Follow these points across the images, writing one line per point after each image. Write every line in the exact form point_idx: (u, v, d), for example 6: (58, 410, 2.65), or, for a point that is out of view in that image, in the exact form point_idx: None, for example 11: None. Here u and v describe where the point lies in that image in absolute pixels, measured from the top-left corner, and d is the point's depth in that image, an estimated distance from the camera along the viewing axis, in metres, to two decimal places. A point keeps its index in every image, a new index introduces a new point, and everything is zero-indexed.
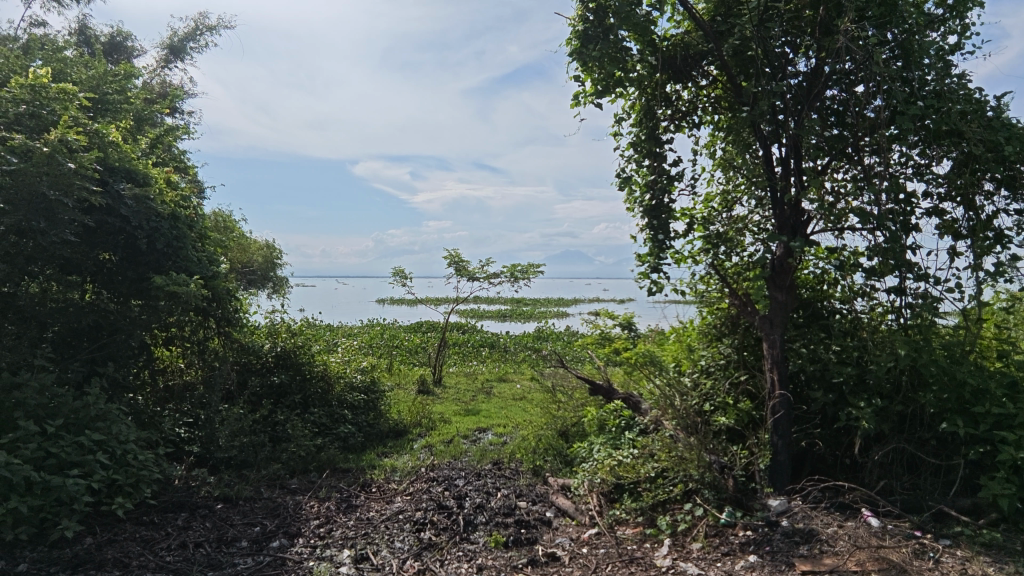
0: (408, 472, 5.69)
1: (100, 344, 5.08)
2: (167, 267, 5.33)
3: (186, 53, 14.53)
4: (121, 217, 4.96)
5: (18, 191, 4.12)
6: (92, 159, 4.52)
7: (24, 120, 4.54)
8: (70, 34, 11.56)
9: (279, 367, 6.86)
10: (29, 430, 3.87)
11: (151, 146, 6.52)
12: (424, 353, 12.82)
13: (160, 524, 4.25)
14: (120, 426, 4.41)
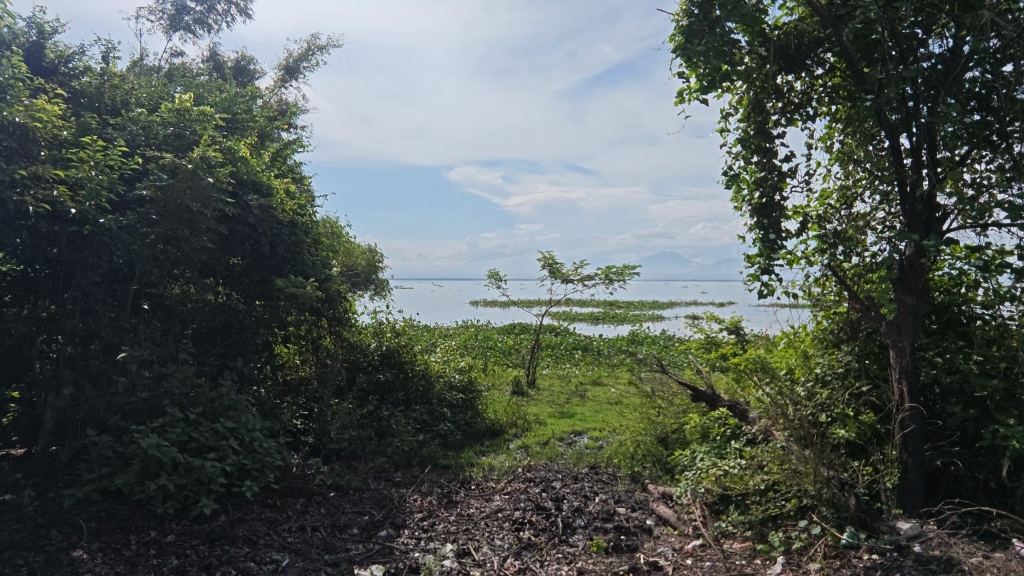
0: (505, 472, 5.78)
1: (230, 341, 5.58)
2: (286, 271, 5.78)
3: (300, 73, 15.71)
4: (249, 226, 5.47)
5: (167, 204, 4.63)
6: (226, 174, 5.00)
7: (171, 141, 5.12)
8: (203, 61, 12.89)
9: (384, 365, 7.22)
10: (175, 416, 4.34)
11: (272, 160, 7.11)
12: (517, 355, 12.97)
13: (282, 507, 4.60)
14: (247, 415, 4.84)
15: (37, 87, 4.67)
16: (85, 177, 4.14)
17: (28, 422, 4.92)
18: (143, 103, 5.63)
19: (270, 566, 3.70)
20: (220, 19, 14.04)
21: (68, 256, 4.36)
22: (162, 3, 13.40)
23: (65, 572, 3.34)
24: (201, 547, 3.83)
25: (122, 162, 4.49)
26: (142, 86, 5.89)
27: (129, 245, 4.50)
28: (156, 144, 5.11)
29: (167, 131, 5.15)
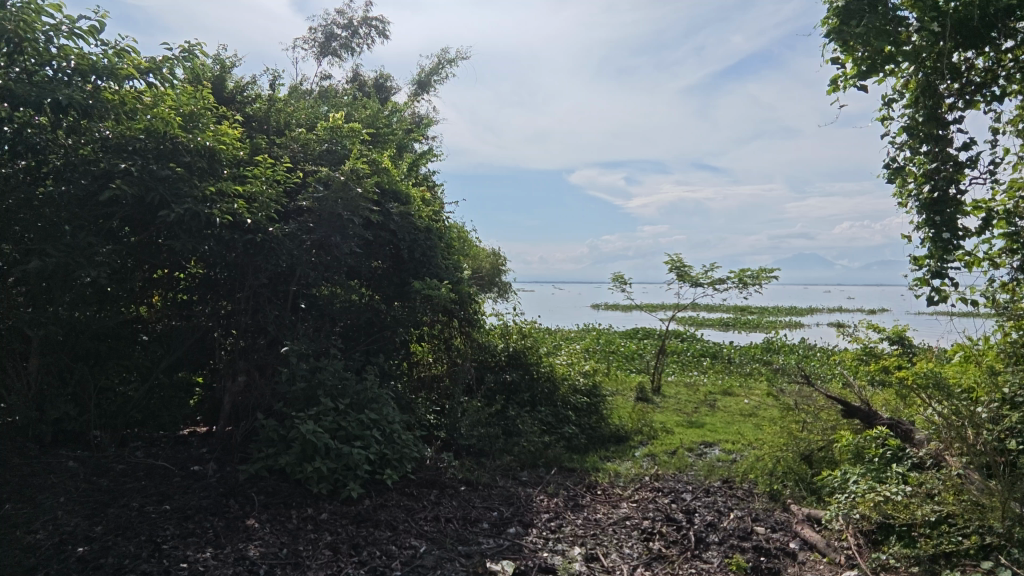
0: (632, 479, 5.66)
1: (372, 338, 6.01)
2: (422, 274, 6.14)
3: (431, 87, 16.61)
4: (390, 231, 5.88)
5: (323, 213, 5.12)
6: (372, 184, 5.43)
7: (326, 156, 5.68)
8: (348, 82, 14.09)
9: (511, 366, 7.40)
10: (328, 406, 4.78)
11: (410, 169, 7.59)
12: (641, 361, 12.65)
13: (418, 497, 4.87)
14: (388, 408, 5.20)
15: (220, 114, 5.36)
16: (258, 191, 4.68)
17: (210, 404, 5.67)
18: (303, 122, 6.25)
19: (409, 552, 3.93)
20: (362, 41, 15.29)
21: (244, 261, 4.94)
22: (314, 32, 14.87)
23: (241, 538, 3.78)
24: (350, 527, 4.16)
25: (287, 177, 5.02)
26: (301, 108, 6.58)
27: (291, 251, 5.00)
28: (314, 158, 5.68)
29: (323, 147, 5.72)
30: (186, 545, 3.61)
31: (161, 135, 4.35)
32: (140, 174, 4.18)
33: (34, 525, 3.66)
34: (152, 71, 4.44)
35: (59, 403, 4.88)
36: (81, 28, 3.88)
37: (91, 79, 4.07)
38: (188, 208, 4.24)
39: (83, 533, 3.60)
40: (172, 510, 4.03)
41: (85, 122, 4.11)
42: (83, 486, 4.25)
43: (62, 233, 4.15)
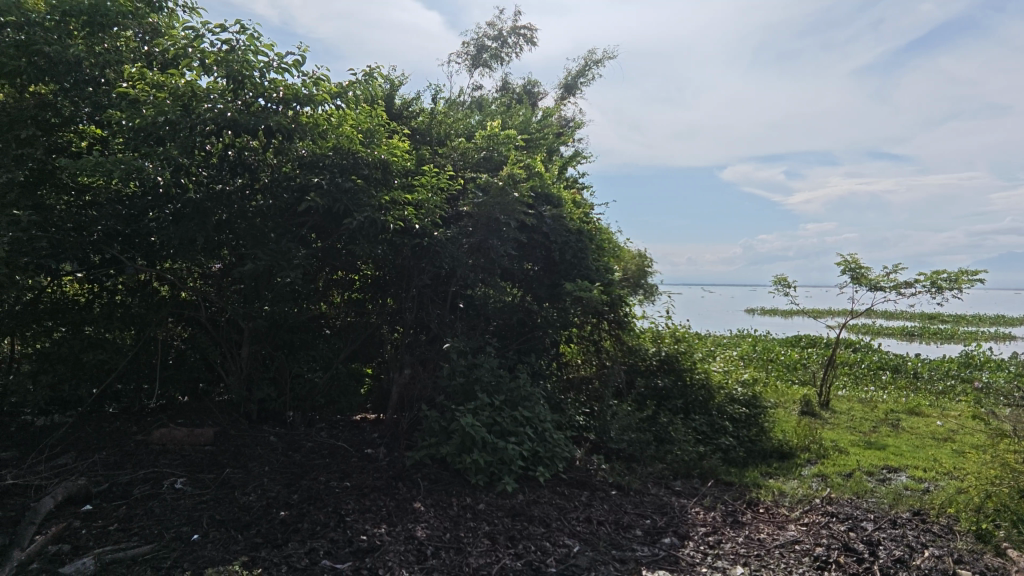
0: (800, 500, 5.18)
1: (524, 338, 6.17)
2: (573, 276, 6.18)
3: (577, 88, 16.70)
4: (543, 234, 5.99)
5: (482, 217, 5.36)
6: (527, 188, 5.58)
7: (484, 163, 5.96)
8: (498, 90, 14.68)
9: (662, 371, 7.17)
10: (485, 401, 5.00)
11: (560, 172, 7.68)
12: (805, 372, 11.57)
13: (570, 496, 4.91)
14: (540, 407, 5.31)
15: (392, 129, 5.84)
16: (424, 199, 5.02)
17: (378, 393, 6.23)
18: (461, 132, 6.60)
19: (563, 550, 3.98)
20: (512, 51, 15.84)
21: (412, 263, 5.35)
22: (467, 46, 15.68)
23: (410, 519, 4.10)
24: (506, 519, 4.32)
25: (450, 184, 5.30)
26: (460, 117, 6.96)
27: (453, 253, 5.28)
28: (472, 166, 5.98)
29: (481, 154, 6.00)
30: (364, 520, 3.99)
31: (346, 151, 4.84)
32: (329, 187, 4.72)
33: (247, 488, 4.29)
34: (339, 95, 4.96)
35: (262, 386, 5.67)
36: (287, 63, 4.45)
37: (292, 105, 4.64)
38: (367, 216, 4.69)
39: (284, 500, 4.13)
40: (351, 487, 4.48)
41: (287, 143, 4.68)
42: (281, 458, 4.90)
43: (268, 240, 4.81)
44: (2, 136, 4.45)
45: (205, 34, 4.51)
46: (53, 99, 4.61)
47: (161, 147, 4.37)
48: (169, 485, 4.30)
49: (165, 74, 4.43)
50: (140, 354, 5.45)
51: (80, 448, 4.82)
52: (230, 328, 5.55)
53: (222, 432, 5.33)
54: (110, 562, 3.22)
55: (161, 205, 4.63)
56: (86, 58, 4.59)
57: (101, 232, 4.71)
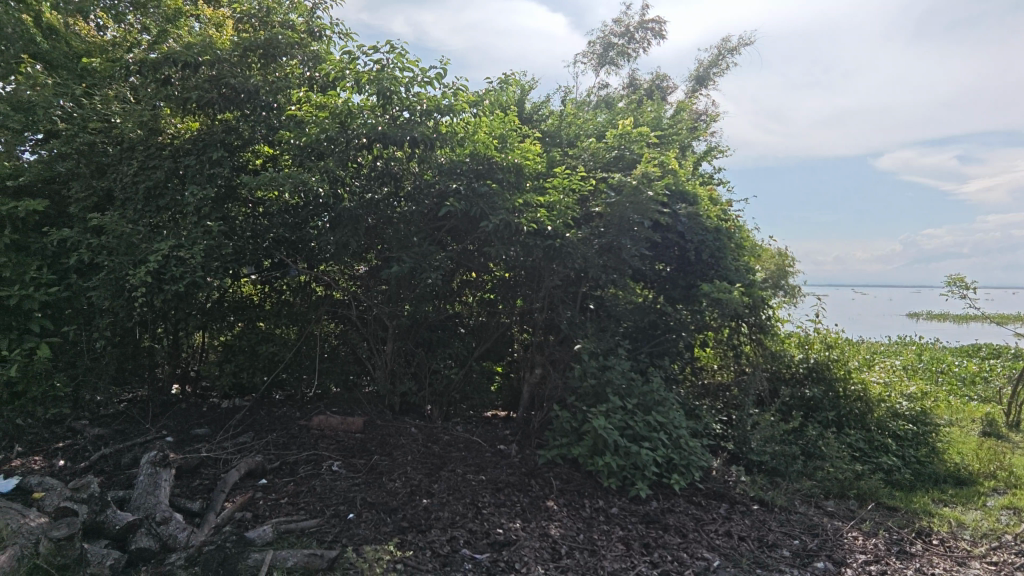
0: (985, 536, 4.50)
1: (656, 341, 6.00)
2: (710, 276, 5.89)
3: (710, 79, 15.92)
4: (677, 233, 5.77)
5: (615, 218, 5.25)
6: (662, 186, 5.39)
7: (617, 163, 5.88)
8: (625, 87, 14.43)
9: (811, 381, 6.60)
10: (617, 404, 4.93)
11: (694, 167, 7.35)
12: (987, 387, 10.02)
13: (707, 508, 4.69)
14: (674, 412, 5.12)
15: (524, 133, 5.96)
16: (557, 200, 5.06)
17: (509, 392, 6.41)
18: (591, 132, 6.56)
19: (702, 563, 3.81)
20: (640, 46, 15.51)
21: (544, 264, 5.42)
22: (594, 45, 15.59)
23: (543, 517, 4.16)
24: (640, 526, 4.23)
25: (583, 185, 5.28)
26: (590, 117, 6.92)
27: (585, 254, 5.26)
28: (603, 165, 5.91)
29: (612, 154, 5.93)
30: (500, 514, 4.12)
31: (482, 157, 5.01)
32: (467, 192, 4.94)
33: (393, 475, 4.61)
34: (476, 103, 5.15)
35: (404, 379, 6.08)
36: (430, 76, 4.71)
37: (434, 116, 4.89)
38: (502, 219, 4.84)
39: (426, 488, 4.38)
40: (487, 480, 4.64)
41: (429, 153, 4.92)
42: (422, 449, 5.21)
43: (411, 243, 5.14)
44: (198, 158, 5.18)
45: (360, 55, 4.91)
46: (237, 124, 5.28)
47: (322, 161, 4.83)
48: (327, 466, 4.75)
49: (326, 95, 4.86)
50: (302, 348, 6.08)
51: (255, 429, 5.48)
52: (376, 325, 6.01)
53: (370, 421, 5.79)
54: (284, 531, 3.62)
55: (320, 213, 5.14)
56: (262, 87, 5.20)
57: (272, 238, 5.32)
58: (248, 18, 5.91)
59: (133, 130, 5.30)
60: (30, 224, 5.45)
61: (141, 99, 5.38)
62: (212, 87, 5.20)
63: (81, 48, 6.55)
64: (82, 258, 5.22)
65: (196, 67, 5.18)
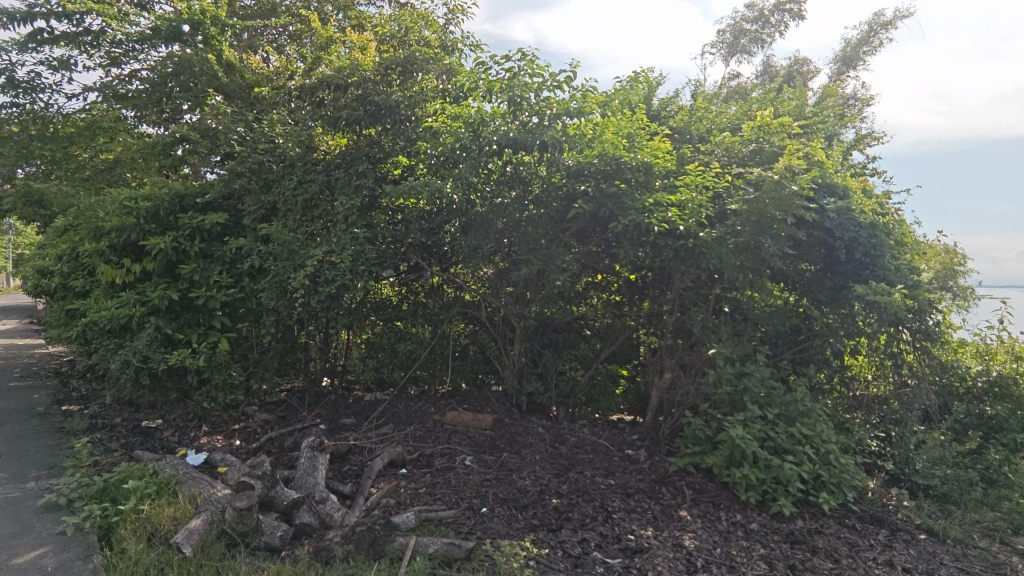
0: None
1: (799, 348, 5.59)
2: (864, 277, 5.33)
3: (859, 59, 14.44)
4: (825, 230, 5.29)
5: (753, 216, 4.89)
6: (809, 180, 4.98)
7: (756, 157, 5.54)
8: (759, 76, 13.57)
9: (991, 397, 5.80)
10: (756, 414, 4.61)
11: (844, 158, 6.72)
12: None
13: (862, 533, 4.26)
14: (823, 425, 4.70)
15: (653, 132, 5.82)
16: (689, 199, 4.85)
17: (636, 396, 6.29)
18: (723, 128, 6.24)
19: None
20: (776, 29, 14.47)
21: (674, 265, 5.23)
22: (724, 34, 14.80)
23: (676, 526, 4.02)
24: (784, 545, 3.93)
25: (717, 182, 5.03)
26: (724, 110, 6.58)
27: (720, 254, 4.98)
28: (739, 160, 5.59)
29: (749, 147, 5.58)
30: (631, 520, 4.04)
31: (611, 158, 4.88)
32: (595, 194, 4.91)
33: (522, 473, 4.70)
34: (604, 104, 5.10)
35: (531, 379, 6.18)
36: (559, 80, 4.75)
37: (562, 119, 4.90)
38: (631, 219, 4.73)
39: (555, 488, 4.42)
40: (616, 485, 4.58)
41: (558, 156, 4.89)
42: (550, 449, 5.26)
43: (540, 246, 5.24)
44: (346, 172, 5.67)
45: (491, 65, 5.07)
46: (379, 139, 5.70)
47: (456, 169, 5.07)
48: (460, 460, 4.96)
49: (460, 106, 5.13)
50: (436, 347, 6.42)
51: (395, 421, 5.88)
52: (505, 326, 6.18)
53: (499, 418, 5.96)
54: (425, 519, 3.85)
55: (452, 219, 5.38)
56: (402, 101, 5.57)
57: (410, 243, 5.67)
58: (388, 40, 6.38)
59: (293, 148, 5.90)
60: (214, 234, 6.29)
61: (300, 120, 6.01)
62: (359, 105, 5.68)
63: (251, 79, 7.44)
64: (253, 263, 5.94)
65: (345, 88, 5.78)
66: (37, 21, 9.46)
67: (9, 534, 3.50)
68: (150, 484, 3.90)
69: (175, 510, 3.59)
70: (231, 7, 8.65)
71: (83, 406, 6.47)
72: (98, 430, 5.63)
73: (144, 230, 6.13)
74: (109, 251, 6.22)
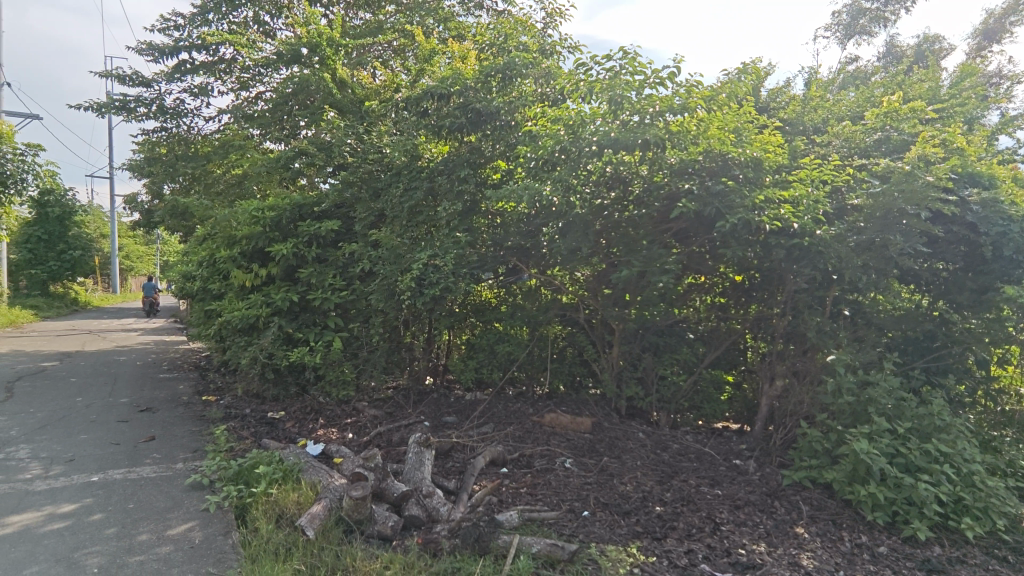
0: None
1: (933, 356, 5.11)
2: (1016, 277, 4.70)
3: (1004, 31, 12.84)
4: (966, 225, 4.74)
5: (879, 211, 4.50)
6: (947, 169, 4.50)
7: (882, 146, 5.09)
8: (881, 58, 12.48)
9: None
10: (884, 427, 4.22)
11: (987, 143, 6.00)
12: None
13: (1015, 566, 3.78)
14: (965, 443, 4.22)
15: (762, 125, 5.52)
16: (804, 195, 4.54)
17: (743, 403, 5.99)
18: (840, 117, 5.81)
19: None
20: (901, 6, 13.21)
21: (786, 265, 4.89)
22: (839, 15, 13.74)
23: (792, 544, 3.77)
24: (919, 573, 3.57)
25: (836, 175, 4.69)
26: (842, 98, 6.11)
27: (840, 253, 4.57)
28: (861, 151, 5.17)
29: (873, 137, 5.17)
30: (741, 534, 3.84)
31: (717, 154, 4.69)
32: (700, 193, 4.67)
33: (624, 478, 4.62)
34: (710, 98, 4.90)
35: (631, 383, 6.06)
36: (662, 76, 4.62)
37: (664, 116, 4.75)
38: (740, 218, 4.45)
39: (659, 496, 4.30)
40: (724, 496, 4.38)
41: (661, 154, 4.72)
42: (652, 456, 5.13)
43: (640, 247, 5.13)
44: (448, 178, 5.84)
45: (592, 66, 5.03)
46: (479, 145, 5.84)
47: (555, 171, 5.03)
48: (560, 463, 4.97)
49: (559, 109, 5.12)
50: (534, 348, 6.47)
51: (495, 421, 5.99)
52: (604, 329, 6.13)
53: (598, 422, 5.90)
54: (528, 519, 3.89)
55: (552, 221, 5.24)
56: (502, 108, 5.63)
57: (509, 247, 5.72)
58: (487, 48, 6.53)
59: (400, 157, 6.23)
60: (329, 241, 6.75)
61: (404, 130, 6.30)
62: (461, 113, 5.79)
63: (361, 94, 7.92)
64: (364, 267, 6.31)
65: (448, 97, 5.98)
66: (181, 53, 10.66)
67: (163, 508, 3.96)
68: (276, 470, 4.25)
69: (299, 495, 3.88)
70: (343, 28, 9.26)
71: (219, 397, 7.18)
72: (231, 419, 6.23)
73: (269, 237, 6.66)
74: (240, 257, 6.87)
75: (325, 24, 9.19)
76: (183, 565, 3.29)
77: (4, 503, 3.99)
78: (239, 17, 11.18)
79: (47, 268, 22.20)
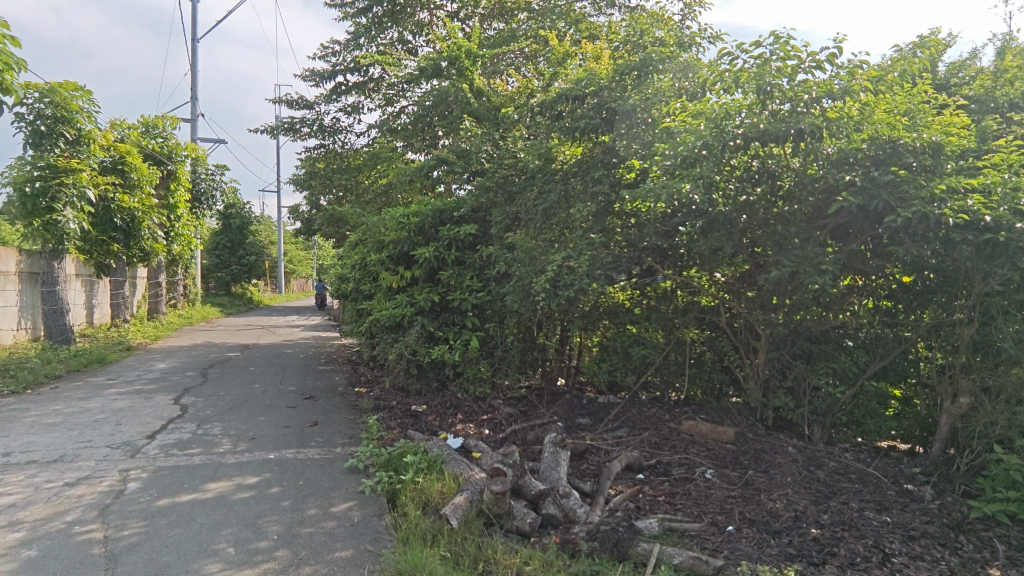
0: None
1: None
2: None
3: None
4: None
5: None
6: None
7: None
8: None
9: None
10: None
11: None
12: None
13: None
14: None
15: (942, 104, 4.85)
16: (997, 183, 3.97)
17: (915, 421, 5.32)
18: None
19: None
20: None
21: (974, 264, 4.27)
22: None
23: None
24: None
25: None
26: None
27: None
28: None
29: None
30: (918, 569, 3.40)
31: (885, 140, 4.23)
32: (864, 184, 4.17)
33: (773, 495, 4.29)
34: (876, 79, 4.43)
35: (779, 393, 5.61)
36: (819, 59, 4.22)
37: (821, 102, 4.30)
38: (916, 211, 3.92)
39: (814, 517, 3.94)
40: (894, 524, 3.90)
41: (816, 144, 4.33)
42: (805, 472, 4.71)
43: (792, 245, 4.68)
44: (582, 180, 5.80)
45: (736, 55, 4.68)
46: (613, 145, 5.70)
47: (696, 168, 4.60)
48: (700, 472, 4.74)
49: (700, 102, 4.90)
50: (670, 352, 6.24)
51: (629, 425, 5.88)
52: (749, 333, 5.80)
53: (742, 432, 5.54)
54: (668, 528, 3.76)
55: (691, 219, 4.90)
56: (637, 105, 5.40)
57: (645, 247, 5.56)
58: (621, 45, 6.43)
59: (535, 161, 6.36)
60: (467, 244, 7.07)
61: (540, 134, 6.42)
62: (596, 113, 5.74)
63: (497, 102, 8.19)
64: (500, 269, 6.53)
65: (583, 98, 5.96)
66: (337, 75, 11.77)
67: (327, 487, 4.39)
68: (422, 459, 4.52)
69: (442, 485, 4.09)
70: (479, 39, 9.65)
71: (369, 389, 7.82)
72: (380, 409, 6.75)
73: (414, 242, 7.10)
74: (387, 260, 7.41)
75: (463, 37, 9.64)
76: (345, 540, 3.62)
77: (204, 472, 4.67)
78: (386, 38, 12.12)
79: (229, 271, 25.62)
